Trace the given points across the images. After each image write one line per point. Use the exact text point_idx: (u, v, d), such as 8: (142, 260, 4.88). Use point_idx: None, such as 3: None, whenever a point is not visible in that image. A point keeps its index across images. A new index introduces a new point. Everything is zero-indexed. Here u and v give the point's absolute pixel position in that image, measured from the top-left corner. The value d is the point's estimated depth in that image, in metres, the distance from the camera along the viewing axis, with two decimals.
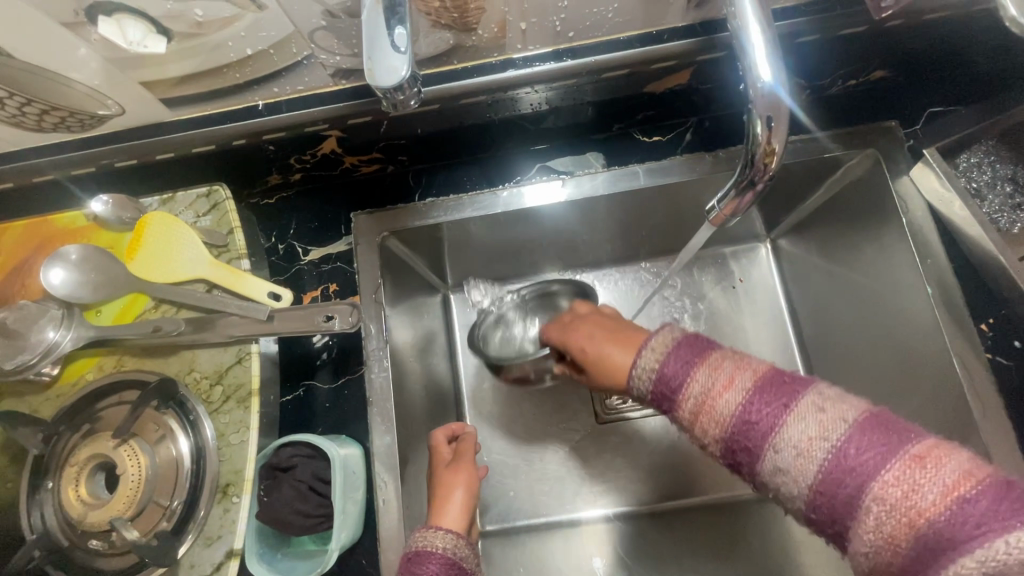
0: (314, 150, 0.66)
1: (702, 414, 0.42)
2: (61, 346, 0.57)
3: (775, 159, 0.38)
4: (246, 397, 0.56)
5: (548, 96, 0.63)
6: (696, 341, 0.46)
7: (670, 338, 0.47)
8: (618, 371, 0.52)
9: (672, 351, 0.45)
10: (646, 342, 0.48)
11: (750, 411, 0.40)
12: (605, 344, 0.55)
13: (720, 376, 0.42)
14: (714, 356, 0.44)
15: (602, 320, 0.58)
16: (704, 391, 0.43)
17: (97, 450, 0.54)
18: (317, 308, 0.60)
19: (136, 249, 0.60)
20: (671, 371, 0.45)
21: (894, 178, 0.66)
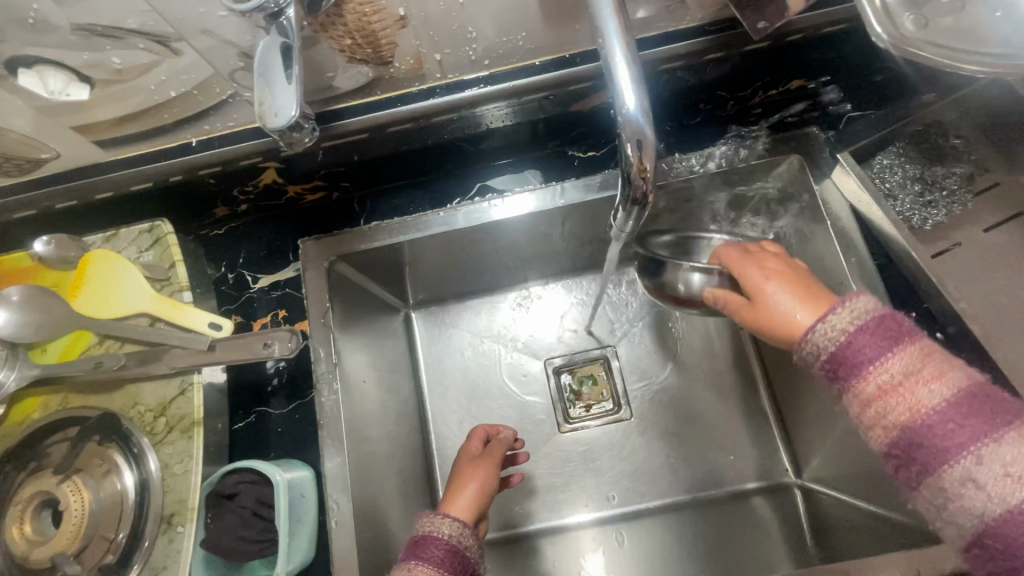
0: (255, 181, 0.67)
1: (890, 393, 0.42)
2: (5, 386, 0.58)
3: (650, 175, 0.39)
4: (190, 426, 0.58)
5: (478, 120, 0.66)
6: (893, 321, 0.44)
7: (868, 306, 0.45)
8: (790, 327, 0.50)
9: (874, 323, 0.44)
10: (838, 303, 0.46)
11: (947, 410, 0.41)
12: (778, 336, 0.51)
13: (927, 368, 0.42)
14: (907, 335, 0.43)
15: (793, 267, 0.54)
16: (902, 373, 0.42)
17: (40, 488, 0.54)
18: (258, 334, 0.61)
19: (79, 287, 0.62)
20: (867, 345, 0.43)
21: (817, 182, 0.69)
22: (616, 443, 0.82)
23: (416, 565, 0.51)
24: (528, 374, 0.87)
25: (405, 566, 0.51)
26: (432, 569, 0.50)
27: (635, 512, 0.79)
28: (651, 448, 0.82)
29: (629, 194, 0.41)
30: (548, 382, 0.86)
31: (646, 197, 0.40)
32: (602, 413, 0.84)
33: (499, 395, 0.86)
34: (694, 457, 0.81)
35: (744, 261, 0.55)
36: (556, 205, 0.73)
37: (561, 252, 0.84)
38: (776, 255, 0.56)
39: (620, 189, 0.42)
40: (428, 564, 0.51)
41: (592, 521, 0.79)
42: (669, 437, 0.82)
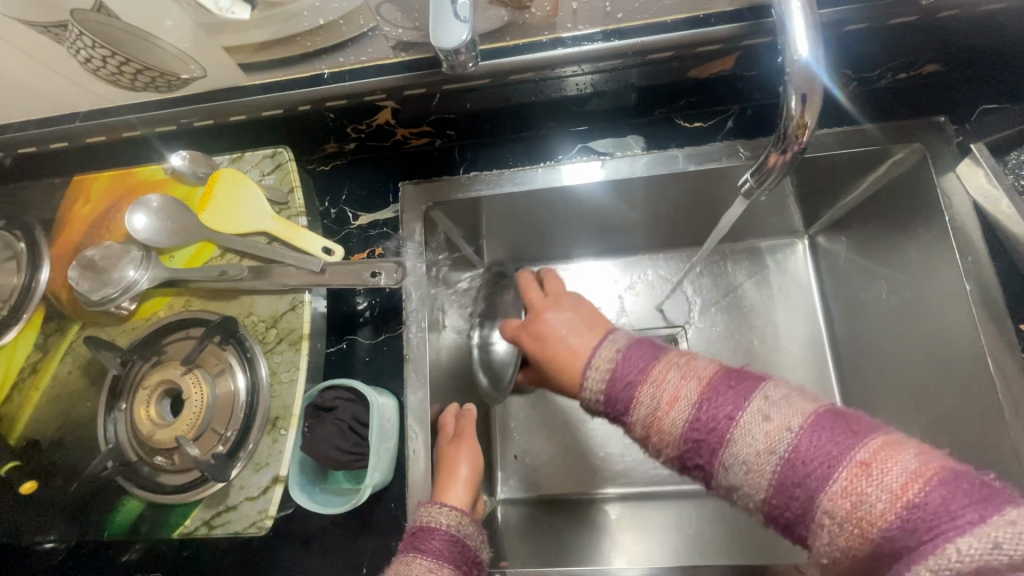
0: (370, 120, 0.70)
1: (654, 425, 0.44)
2: (138, 284, 0.63)
3: (807, 131, 0.44)
4: (298, 340, 0.62)
5: (554, 85, 0.67)
6: (653, 349, 0.48)
7: (617, 348, 0.49)
8: (569, 368, 0.53)
9: (623, 360, 0.47)
10: (598, 346, 0.50)
11: (789, 446, 0.39)
12: (566, 333, 0.55)
13: (668, 388, 0.44)
14: (665, 366, 0.45)
15: (586, 304, 0.59)
16: (653, 403, 0.44)
17: (165, 376, 0.60)
18: (366, 263, 0.65)
19: (207, 202, 0.67)
20: (629, 383, 0.45)
21: (939, 174, 0.66)
22: None
23: (415, 557, 0.52)
24: None
25: (403, 559, 0.53)
26: (429, 561, 0.52)
27: (680, 493, 0.80)
28: None
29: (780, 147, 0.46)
30: None
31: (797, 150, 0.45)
32: None
33: None
34: None
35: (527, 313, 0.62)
36: (634, 176, 0.73)
37: (648, 225, 0.84)
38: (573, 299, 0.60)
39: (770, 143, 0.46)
40: (427, 555, 0.52)
41: (613, 498, 0.81)
42: None
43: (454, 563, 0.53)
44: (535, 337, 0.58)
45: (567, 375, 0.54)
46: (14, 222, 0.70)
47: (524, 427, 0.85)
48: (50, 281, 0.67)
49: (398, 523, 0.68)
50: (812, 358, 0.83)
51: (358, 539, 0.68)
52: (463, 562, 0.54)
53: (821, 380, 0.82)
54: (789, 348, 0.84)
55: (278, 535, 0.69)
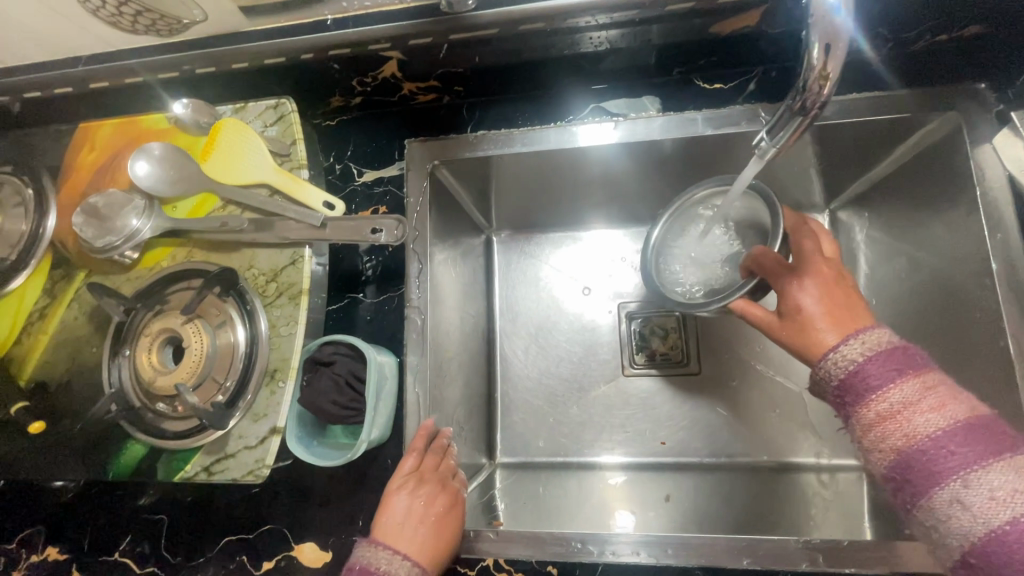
0: (375, 73, 0.68)
1: (887, 420, 0.43)
2: (141, 233, 0.63)
3: (829, 86, 0.41)
4: (298, 294, 0.62)
5: (575, 41, 0.64)
6: (912, 353, 0.46)
7: (881, 338, 0.47)
8: (816, 347, 0.51)
9: (884, 353, 0.46)
10: (856, 334, 0.48)
11: (869, 370, 0.45)
12: (817, 315, 0.52)
13: (931, 397, 0.43)
14: (915, 365, 0.45)
15: (828, 273, 0.55)
16: (905, 400, 0.43)
17: (167, 325, 0.60)
18: (366, 219, 0.64)
19: (209, 152, 0.66)
20: (873, 373, 0.45)
21: (973, 145, 0.61)
22: (682, 394, 0.82)
23: None
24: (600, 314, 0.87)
25: None
26: None
27: (678, 465, 0.79)
28: (716, 403, 0.80)
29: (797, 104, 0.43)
30: (617, 325, 0.86)
31: (817, 109, 0.42)
32: (668, 362, 0.83)
33: (569, 328, 0.87)
34: (757, 421, 0.79)
35: (784, 271, 0.56)
36: (650, 138, 0.69)
37: (660, 194, 0.81)
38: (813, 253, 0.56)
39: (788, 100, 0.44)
40: None
41: (619, 466, 0.80)
42: (738, 396, 0.80)
43: None
44: (786, 311, 0.54)
45: (813, 353, 0.51)
46: (22, 167, 0.70)
47: (525, 393, 0.85)
48: (57, 228, 0.68)
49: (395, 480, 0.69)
50: None
51: (356, 493, 0.69)
52: None
53: None
54: None
55: (279, 486, 0.71)
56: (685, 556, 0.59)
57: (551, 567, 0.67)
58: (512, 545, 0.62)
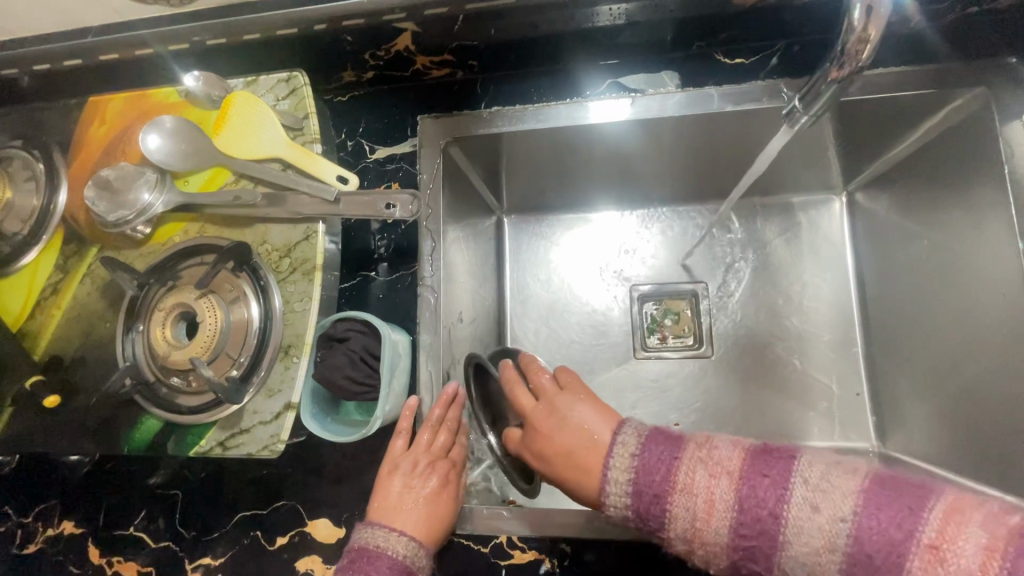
0: (388, 45, 0.67)
1: (693, 540, 0.45)
2: (153, 209, 0.63)
3: (868, 49, 0.42)
4: (311, 270, 0.61)
5: (589, 13, 0.62)
6: (671, 433, 0.49)
7: (636, 442, 0.49)
8: (584, 489, 0.53)
9: (643, 463, 0.47)
10: (611, 457, 0.49)
11: (643, 483, 0.46)
12: (569, 442, 0.54)
13: (698, 488, 0.44)
14: (675, 451, 0.47)
15: (579, 408, 0.57)
16: (688, 516, 0.44)
17: (180, 300, 0.60)
18: (381, 195, 0.65)
19: (221, 126, 0.65)
20: (642, 492, 0.46)
21: (1002, 122, 0.59)
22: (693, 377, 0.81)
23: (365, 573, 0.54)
24: (612, 296, 0.86)
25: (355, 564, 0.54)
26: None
27: None
28: (728, 386, 0.80)
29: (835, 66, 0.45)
30: (629, 308, 0.85)
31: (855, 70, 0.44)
32: (681, 346, 0.83)
33: (580, 310, 0.86)
34: (769, 404, 0.79)
35: (531, 415, 0.60)
36: (666, 114, 0.68)
37: (675, 174, 0.80)
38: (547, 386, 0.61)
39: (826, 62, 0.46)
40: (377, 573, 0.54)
41: None
42: (750, 379, 0.80)
43: None
44: (544, 458, 0.57)
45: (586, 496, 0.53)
46: (32, 141, 0.69)
47: None
48: (68, 203, 0.67)
49: None
50: (839, 321, 0.80)
51: (369, 470, 0.69)
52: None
53: (844, 342, 0.80)
54: (813, 308, 0.81)
55: (291, 463, 0.71)
56: None
57: (563, 546, 0.67)
58: (525, 522, 0.61)
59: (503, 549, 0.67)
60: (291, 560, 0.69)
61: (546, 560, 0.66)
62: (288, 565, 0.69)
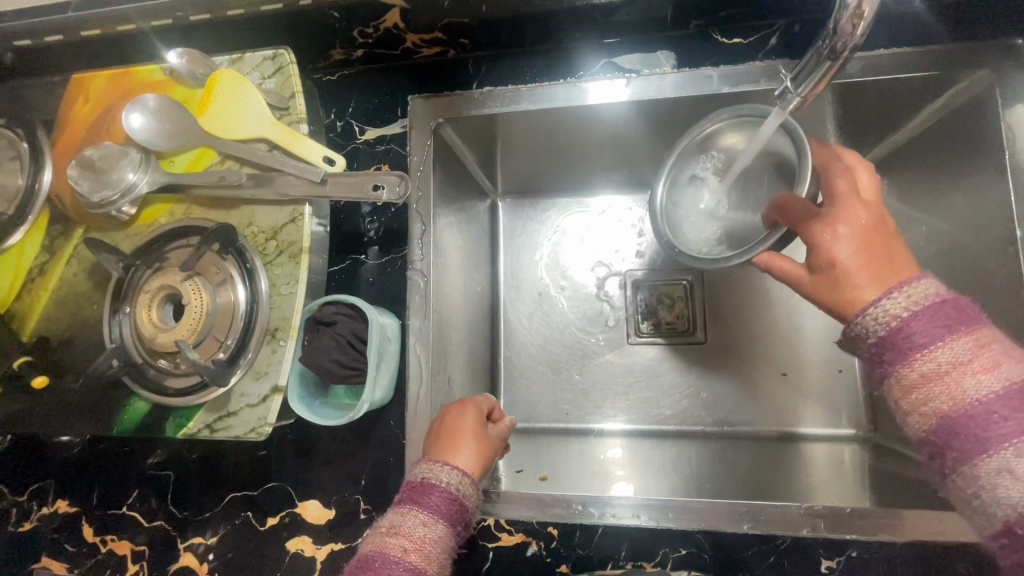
0: (377, 23, 0.65)
1: (932, 383, 0.42)
2: (138, 188, 0.62)
3: (862, 25, 0.41)
4: (298, 253, 0.61)
5: None
6: (964, 307, 0.44)
7: (928, 291, 0.44)
8: (851, 300, 0.48)
9: (932, 308, 0.43)
10: (901, 285, 0.45)
11: (916, 322, 0.43)
12: (853, 264, 0.49)
13: (982, 356, 0.41)
14: (968, 321, 0.42)
15: (864, 215, 0.51)
16: (952, 361, 0.41)
17: (165, 282, 0.59)
18: (368, 175, 0.62)
19: (206, 105, 0.64)
20: (919, 330, 0.43)
21: (1005, 106, 0.58)
22: (686, 362, 0.81)
23: (411, 510, 0.51)
24: (606, 281, 0.85)
25: (398, 509, 0.51)
26: (424, 515, 0.50)
27: (679, 432, 0.79)
28: (720, 372, 0.80)
29: (826, 46, 0.43)
30: (623, 294, 0.85)
31: (849, 50, 0.42)
32: (674, 332, 0.82)
33: (574, 295, 0.85)
34: (760, 390, 0.79)
35: (810, 218, 0.52)
36: (662, 96, 0.66)
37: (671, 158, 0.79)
38: (850, 216, 0.51)
39: (819, 41, 0.44)
40: (423, 510, 0.50)
41: (622, 433, 0.80)
42: (742, 365, 0.80)
43: (449, 522, 0.51)
44: (817, 262, 0.51)
45: (851, 308, 0.48)
46: (14, 119, 0.68)
47: (528, 359, 0.85)
48: (54, 182, 0.66)
49: (397, 441, 0.69)
50: None
51: (358, 452, 0.70)
52: (458, 523, 0.52)
53: None
54: None
55: (282, 445, 0.71)
56: (684, 519, 0.59)
57: (550, 529, 0.67)
58: (513, 506, 0.62)
59: (491, 531, 0.68)
60: (282, 541, 0.69)
61: (532, 542, 0.67)
62: (278, 545, 0.69)
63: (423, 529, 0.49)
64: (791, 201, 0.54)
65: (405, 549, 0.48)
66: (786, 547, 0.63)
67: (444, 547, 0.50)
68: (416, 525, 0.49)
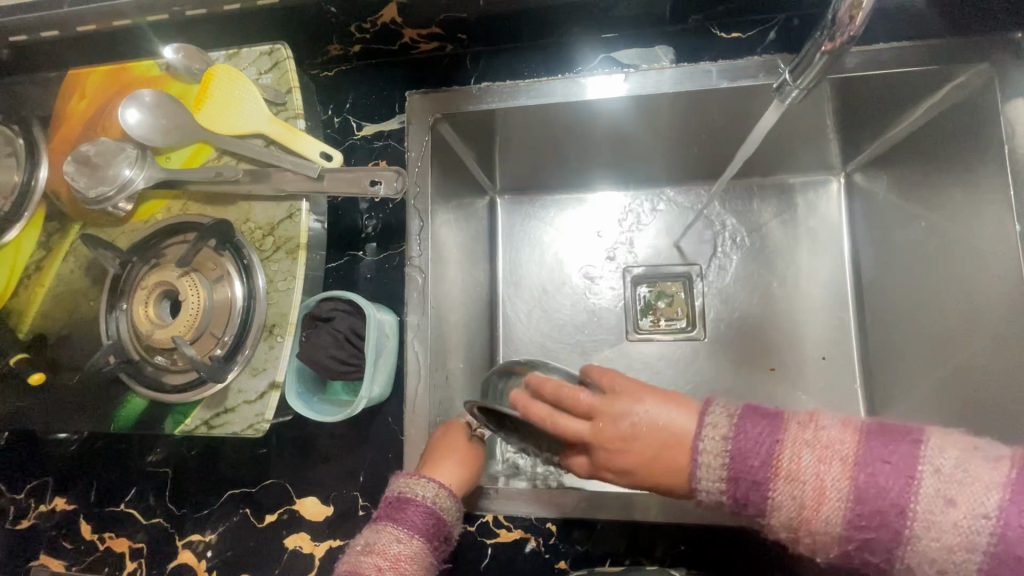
0: (374, 18, 0.65)
1: (804, 519, 0.42)
2: (134, 184, 0.62)
3: (861, 16, 0.41)
4: (295, 249, 0.61)
5: None
6: (766, 411, 0.45)
7: (724, 448, 0.45)
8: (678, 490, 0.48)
9: (745, 440, 0.44)
10: (698, 436, 0.46)
11: (739, 474, 0.44)
12: (634, 416, 0.50)
13: (814, 469, 0.42)
14: (770, 431, 0.44)
15: (587, 402, 0.53)
16: (805, 488, 0.42)
17: (162, 278, 0.59)
18: (365, 171, 0.62)
19: (202, 101, 0.63)
20: (750, 495, 0.44)
21: (1005, 100, 0.58)
22: (686, 359, 0.81)
23: (387, 527, 0.52)
24: (604, 278, 0.85)
25: (374, 527, 0.53)
26: (400, 532, 0.51)
27: None
28: (720, 369, 0.80)
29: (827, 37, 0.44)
30: (623, 290, 0.84)
31: (849, 41, 0.42)
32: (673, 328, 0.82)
33: (573, 292, 0.85)
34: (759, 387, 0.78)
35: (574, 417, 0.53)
36: (661, 91, 0.66)
37: (669, 154, 0.78)
38: (619, 380, 0.54)
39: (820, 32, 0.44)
40: (399, 526, 0.52)
41: None
42: (740, 362, 0.79)
43: (426, 539, 0.52)
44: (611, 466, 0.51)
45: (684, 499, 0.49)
46: (10, 115, 0.68)
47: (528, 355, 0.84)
48: (50, 179, 0.66)
49: (396, 437, 0.69)
50: (833, 304, 0.80)
51: (357, 448, 0.70)
52: (436, 539, 0.53)
53: (837, 324, 0.79)
54: (806, 290, 0.80)
55: (280, 441, 0.71)
56: (683, 515, 0.59)
57: (549, 525, 0.67)
58: (513, 502, 0.62)
59: (490, 527, 0.68)
60: (280, 537, 0.69)
61: (531, 538, 0.67)
62: (277, 541, 0.69)
63: (399, 546, 0.51)
64: (574, 460, 0.56)
65: (380, 568, 0.49)
66: (785, 543, 0.63)
67: (421, 563, 0.51)
68: (391, 541, 0.51)
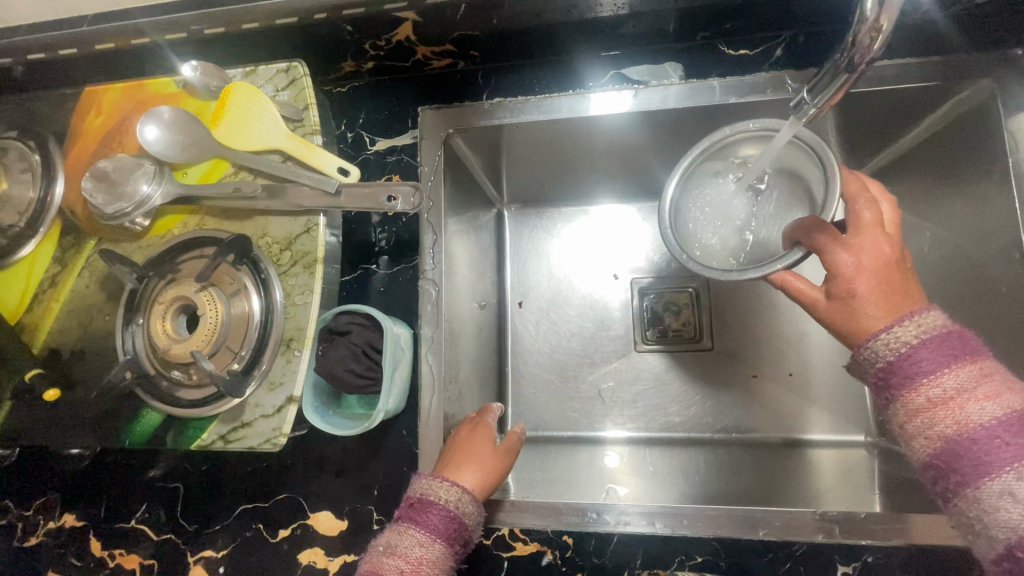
0: (389, 36, 0.66)
1: (939, 408, 0.43)
2: (152, 200, 0.62)
3: (875, 38, 0.42)
4: (312, 263, 0.61)
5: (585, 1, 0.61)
6: (969, 339, 0.45)
7: (936, 322, 0.46)
8: (860, 328, 0.48)
9: (940, 338, 0.45)
10: (911, 314, 0.46)
11: (921, 351, 0.45)
12: (880, 284, 0.48)
13: (985, 386, 0.43)
14: (971, 351, 0.44)
15: (888, 249, 0.50)
16: (956, 388, 0.43)
17: (180, 292, 0.59)
18: (382, 187, 0.65)
19: (220, 117, 0.64)
20: (926, 357, 0.44)
21: (1006, 116, 0.59)
22: (693, 369, 0.81)
23: (408, 529, 0.52)
24: (612, 290, 0.86)
25: (395, 529, 0.53)
26: (421, 535, 0.52)
27: (688, 440, 0.79)
28: (727, 379, 0.80)
29: (840, 62, 0.45)
30: (630, 301, 0.85)
31: (862, 67, 0.44)
32: (681, 339, 0.82)
33: (580, 303, 0.86)
34: (769, 397, 0.79)
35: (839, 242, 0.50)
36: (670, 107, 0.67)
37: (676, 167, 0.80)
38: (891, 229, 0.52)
39: (835, 57, 0.45)
40: (420, 529, 0.52)
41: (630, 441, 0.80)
42: (747, 371, 0.80)
43: (446, 542, 0.52)
44: (834, 290, 0.50)
45: (858, 339, 0.49)
46: (27, 132, 0.68)
47: (538, 367, 0.85)
48: (66, 195, 0.66)
49: (409, 451, 0.69)
50: None
51: (370, 462, 0.70)
52: (455, 541, 0.53)
53: None
54: None
55: (293, 455, 0.71)
56: (698, 527, 0.59)
57: (564, 537, 0.67)
58: (528, 514, 0.62)
59: (505, 540, 0.68)
60: (293, 553, 0.69)
61: (547, 551, 0.67)
62: (289, 556, 0.69)
63: (420, 549, 0.51)
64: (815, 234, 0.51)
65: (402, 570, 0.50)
66: (801, 554, 0.63)
67: (441, 567, 0.51)
68: (413, 544, 0.51)
